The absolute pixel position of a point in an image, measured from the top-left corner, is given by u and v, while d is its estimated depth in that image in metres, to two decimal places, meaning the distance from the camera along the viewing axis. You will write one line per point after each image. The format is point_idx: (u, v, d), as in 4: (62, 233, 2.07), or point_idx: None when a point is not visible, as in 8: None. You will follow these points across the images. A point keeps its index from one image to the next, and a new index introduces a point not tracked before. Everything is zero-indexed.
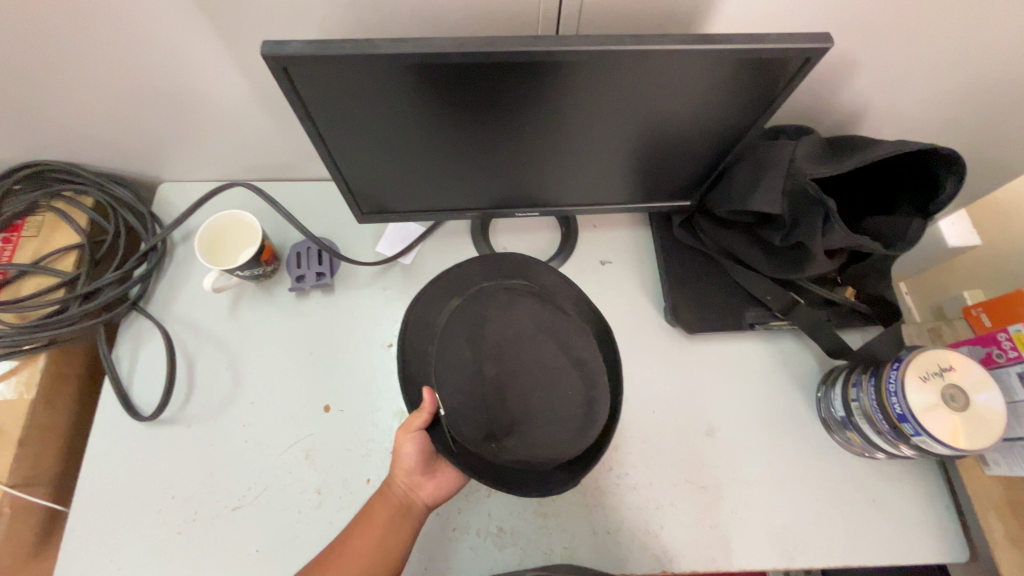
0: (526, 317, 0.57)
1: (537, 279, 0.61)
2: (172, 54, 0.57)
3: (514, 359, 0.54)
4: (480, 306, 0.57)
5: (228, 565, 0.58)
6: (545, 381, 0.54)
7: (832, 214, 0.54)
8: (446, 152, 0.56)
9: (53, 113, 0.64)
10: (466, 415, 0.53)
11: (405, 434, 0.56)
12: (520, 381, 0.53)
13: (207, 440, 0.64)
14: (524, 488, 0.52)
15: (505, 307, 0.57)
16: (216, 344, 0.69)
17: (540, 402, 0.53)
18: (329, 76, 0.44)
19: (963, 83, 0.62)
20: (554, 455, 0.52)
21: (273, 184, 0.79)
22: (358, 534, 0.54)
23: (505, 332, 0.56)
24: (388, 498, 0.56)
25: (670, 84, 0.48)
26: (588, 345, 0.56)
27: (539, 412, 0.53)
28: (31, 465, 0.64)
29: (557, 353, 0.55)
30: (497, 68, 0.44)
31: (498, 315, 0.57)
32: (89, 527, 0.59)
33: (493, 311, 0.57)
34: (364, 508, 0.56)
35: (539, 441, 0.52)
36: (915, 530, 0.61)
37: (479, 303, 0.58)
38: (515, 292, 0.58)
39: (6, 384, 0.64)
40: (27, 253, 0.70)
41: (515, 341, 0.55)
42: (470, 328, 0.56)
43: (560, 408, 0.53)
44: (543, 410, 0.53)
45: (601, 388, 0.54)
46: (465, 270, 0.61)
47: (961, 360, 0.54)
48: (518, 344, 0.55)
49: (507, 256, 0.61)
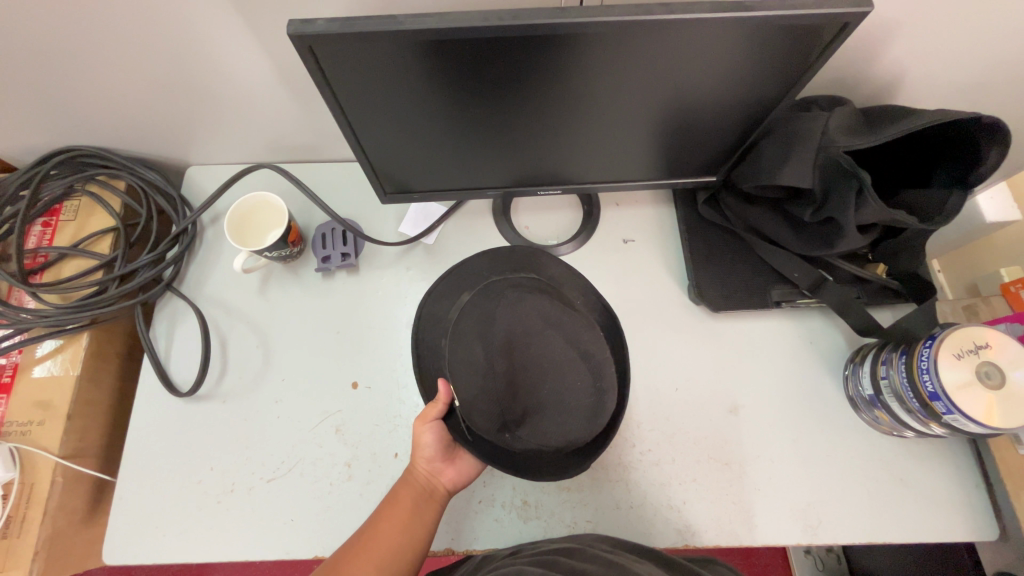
0: (535, 313, 0.55)
1: (546, 271, 0.61)
2: (198, 38, 0.57)
3: (524, 352, 0.53)
4: (490, 303, 0.56)
5: (265, 532, 0.61)
6: (554, 374, 0.53)
7: (866, 187, 0.53)
8: (467, 129, 0.56)
9: (85, 100, 0.65)
10: (480, 407, 0.53)
11: (421, 425, 0.58)
12: (531, 374, 0.52)
13: (241, 415, 0.66)
14: (543, 473, 0.54)
15: (514, 303, 0.56)
16: (247, 323, 0.71)
17: (551, 393, 0.52)
18: (354, 53, 0.43)
19: (1013, 48, 0.59)
20: (565, 444, 0.52)
21: (296, 165, 0.80)
22: (382, 517, 0.56)
23: (515, 327, 0.54)
24: (411, 483, 0.58)
25: (699, 55, 0.46)
26: (596, 337, 0.55)
27: (550, 403, 0.52)
28: (77, 438, 0.68)
29: (567, 348, 0.53)
30: (522, 42, 0.44)
31: (508, 306, 0.55)
32: (134, 495, 0.63)
33: (502, 307, 0.56)
34: (388, 496, 0.58)
35: (551, 431, 0.52)
36: (943, 507, 0.61)
37: (488, 300, 0.57)
38: (523, 290, 0.57)
39: (52, 360, 0.68)
40: (65, 236, 0.73)
41: (525, 335, 0.54)
42: (480, 324, 0.55)
43: (570, 399, 0.52)
44: (553, 402, 0.52)
45: (609, 378, 0.53)
46: (477, 265, 0.62)
47: (999, 337, 0.53)
48: (528, 338, 0.53)
49: (520, 248, 0.62)
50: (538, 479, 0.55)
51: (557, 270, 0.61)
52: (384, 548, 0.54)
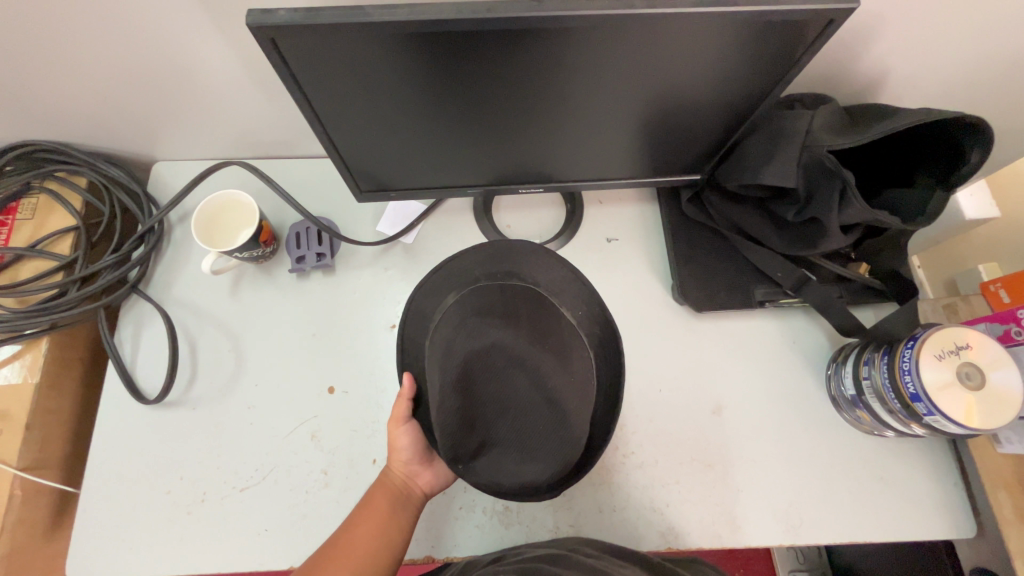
0: (497, 348, 0.54)
1: (535, 279, 0.59)
2: (160, 29, 0.54)
3: (484, 386, 0.53)
4: (453, 331, 0.56)
5: (237, 543, 0.59)
6: (515, 411, 0.52)
7: (849, 188, 0.52)
8: (443, 126, 0.54)
9: (41, 92, 0.62)
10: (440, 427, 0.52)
11: (395, 427, 0.57)
12: (490, 409, 0.52)
13: (212, 422, 0.64)
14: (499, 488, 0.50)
15: (477, 334, 0.55)
16: (218, 326, 0.68)
17: (509, 430, 0.52)
18: (321, 48, 0.41)
19: (992, 49, 0.59)
20: (519, 483, 0.50)
21: (269, 161, 0.77)
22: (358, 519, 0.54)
23: (476, 357, 0.54)
24: (387, 486, 0.56)
25: (682, 51, 0.45)
26: (565, 380, 0.54)
27: (507, 438, 0.51)
28: (37, 448, 0.65)
29: (530, 389, 0.53)
30: (496, 38, 0.42)
31: (472, 331, 0.55)
32: (100, 506, 0.60)
33: (463, 337, 0.55)
34: (363, 499, 0.56)
35: (506, 469, 0.50)
36: (922, 505, 0.61)
37: (454, 327, 0.56)
38: (488, 321, 0.56)
39: (10, 367, 0.65)
40: (23, 235, 0.69)
41: (485, 369, 0.53)
42: (444, 349, 0.55)
43: (530, 438, 0.51)
44: (510, 439, 0.51)
45: (576, 424, 0.52)
46: (468, 260, 0.59)
47: (979, 337, 0.53)
48: (487, 373, 0.53)
49: (508, 244, 0.58)
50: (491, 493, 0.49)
51: (547, 278, 0.59)
52: (360, 551, 0.52)
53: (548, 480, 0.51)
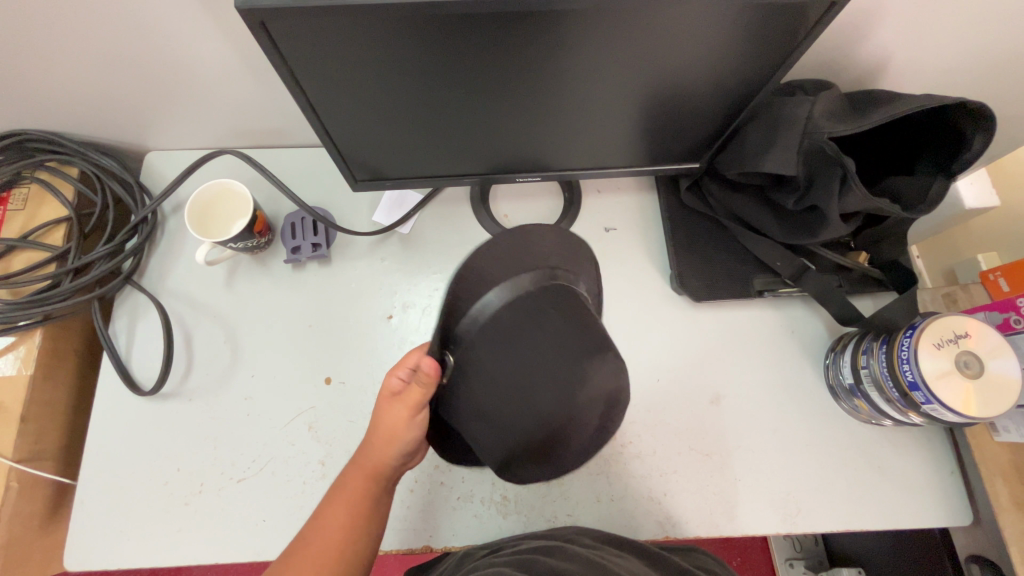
0: (571, 355, 0.44)
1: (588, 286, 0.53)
2: (149, 17, 0.53)
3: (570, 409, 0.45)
4: (521, 325, 0.43)
5: (234, 534, 0.59)
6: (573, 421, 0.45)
7: (850, 175, 0.52)
8: (442, 112, 0.53)
9: (29, 83, 0.61)
10: (482, 440, 0.47)
11: (408, 419, 0.48)
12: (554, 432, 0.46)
13: (209, 414, 0.64)
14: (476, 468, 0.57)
15: (537, 327, 0.43)
16: (213, 317, 0.68)
17: (561, 439, 0.46)
18: (313, 34, 0.41)
19: (995, 36, 0.58)
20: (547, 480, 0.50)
21: (263, 151, 0.76)
22: (331, 510, 0.49)
23: (542, 361, 0.43)
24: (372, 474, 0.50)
25: (683, 33, 0.44)
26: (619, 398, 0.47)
27: (557, 449, 0.46)
28: (33, 440, 0.65)
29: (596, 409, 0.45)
30: (496, 20, 0.41)
31: (550, 358, 0.43)
32: (96, 498, 0.60)
33: (534, 334, 0.43)
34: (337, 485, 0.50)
35: (547, 475, 0.48)
36: (919, 493, 0.61)
37: (525, 317, 0.43)
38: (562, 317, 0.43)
39: (5, 359, 0.64)
40: (13, 227, 0.68)
41: (550, 374, 0.44)
42: (511, 344, 0.43)
43: (577, 449, 0.47)
44: (560, 450, 0.47)
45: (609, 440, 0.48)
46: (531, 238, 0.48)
47: (978, 326, 0.52)
48: (559, 377, 0.44)
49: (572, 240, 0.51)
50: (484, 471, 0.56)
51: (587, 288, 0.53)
52: (327, 551, 0.47)
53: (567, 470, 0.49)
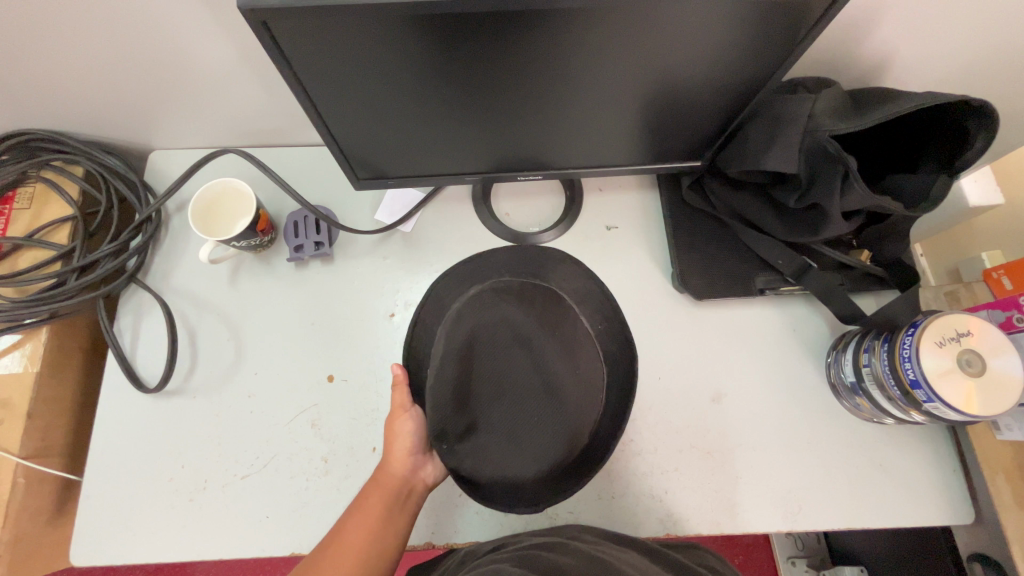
0: (508, 326, 0.59)
1: (559, 284, 0.63)
2: (152, 16, 0.54)
3: (481, 361, 0.58)
4: (475, 312, 0.60)
5: (238, 531, 0.59)
6: (512, 395, 0.57)
7: (851, 174, 0.52)
8: (444, 112, 0.53)
9: (34, 83, 0.61)
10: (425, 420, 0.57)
11: (400, 414, 0.59)
12: (480, 387, 0.57)
13: (212, 411, 0.64)
14: (508, 502, 0.54)
15: (491, 306, 0.60)
16: (216, 315, 0.68)
17: (501, 415, 0.56)
18: (315, 36, 0.41)
19: (998, 33, 0.58)
20: (502, 475, 0.54)
21: (265, 150, 0.76)
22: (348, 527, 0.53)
23: (483, 336, 0.59)
24: (385, 486, 0.55)
25: (682, 32, 0.44)
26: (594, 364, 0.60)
27: (497, 424, 0.56)
28: (39, 437, 0.65)
29: (532, 374, 0.58)
30: (494, 19, 0.41)
31: (492, 333, 0.59)
32: (101, 494, 0.61)
33: (478, 310, 0.60)
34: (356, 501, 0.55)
35: (495, 457, 0.55)
36: (920, 491, 0.61)
37: (472, 311, 0.60)
38: (503, 296, 0.61)
39: (11, 357, 0.65)
40: (19, 226, 0.69)
41: (490, 345, 0.59)
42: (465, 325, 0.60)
43: (525, 432, 0.56)
44: (501, 425, 0.56)
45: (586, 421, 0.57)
46: (498, 258, 0.63)
47: (980, 324, 0.52)
48: (491, 350, 0.58)
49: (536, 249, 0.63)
50: (542, 506, 0.54)
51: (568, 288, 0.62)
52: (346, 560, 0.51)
53: (532, 472, 0.55)
